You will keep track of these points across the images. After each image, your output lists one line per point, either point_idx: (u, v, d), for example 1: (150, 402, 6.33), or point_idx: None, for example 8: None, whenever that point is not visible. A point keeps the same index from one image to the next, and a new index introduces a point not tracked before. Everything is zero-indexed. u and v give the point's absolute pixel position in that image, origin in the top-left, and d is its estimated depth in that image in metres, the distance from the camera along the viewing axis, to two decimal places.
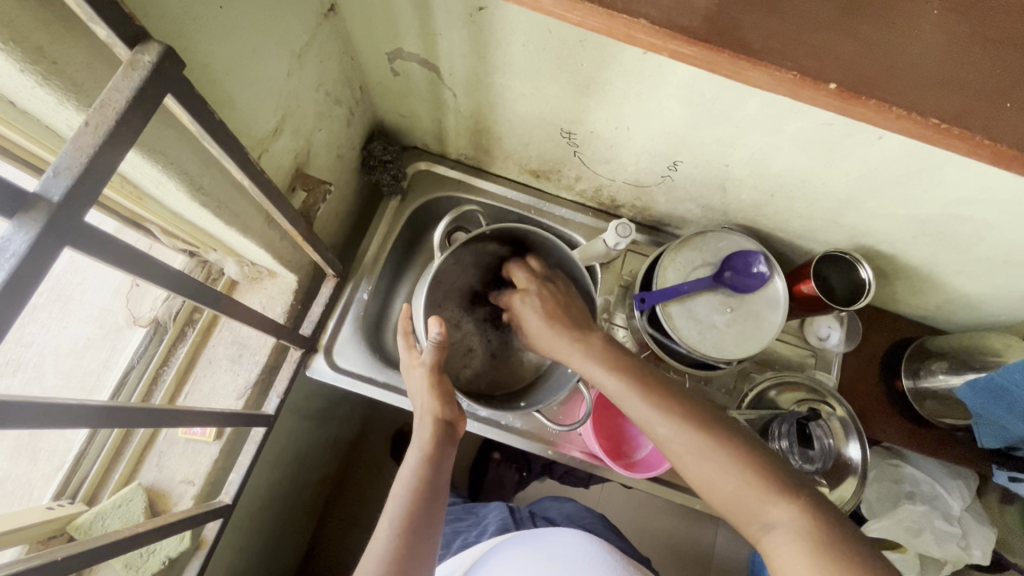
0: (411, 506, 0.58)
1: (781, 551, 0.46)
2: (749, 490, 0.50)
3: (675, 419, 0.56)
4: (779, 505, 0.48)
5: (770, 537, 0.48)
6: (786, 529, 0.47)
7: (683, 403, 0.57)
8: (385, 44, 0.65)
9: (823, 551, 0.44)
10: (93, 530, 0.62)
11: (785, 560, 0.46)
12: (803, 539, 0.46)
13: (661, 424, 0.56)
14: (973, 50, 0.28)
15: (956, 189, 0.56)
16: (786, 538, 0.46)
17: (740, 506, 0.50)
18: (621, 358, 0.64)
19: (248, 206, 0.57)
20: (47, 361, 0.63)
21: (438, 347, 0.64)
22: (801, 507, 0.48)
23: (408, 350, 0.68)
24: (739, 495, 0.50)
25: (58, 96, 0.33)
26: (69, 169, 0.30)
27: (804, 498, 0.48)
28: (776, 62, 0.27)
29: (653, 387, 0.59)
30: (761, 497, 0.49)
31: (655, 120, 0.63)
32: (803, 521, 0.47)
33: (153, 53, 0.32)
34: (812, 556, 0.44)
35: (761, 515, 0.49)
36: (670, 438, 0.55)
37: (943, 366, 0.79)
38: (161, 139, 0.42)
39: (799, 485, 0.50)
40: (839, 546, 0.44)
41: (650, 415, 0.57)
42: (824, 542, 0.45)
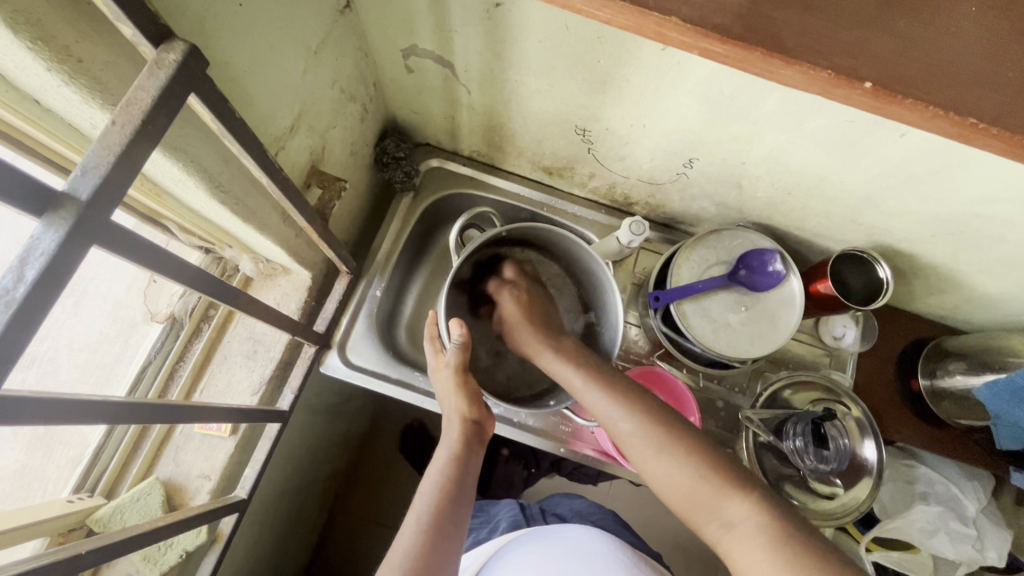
0: (439, 503, 0.58)
1: (739, 548, 0.49)
2: (706, 488, 0.53)
3: (634, 416, 0.58)
4: (734, 502, 0.51)
5: (728, 536, 0.50)
6: (742, 525, 0.49)
7: (639, 397, 0.60)
8: (400, 41, 0.65)
9: (778, 545, 0.46)
10: (112, 524, 0.63)
11: (744, 555, 0.48)
12: (759, 533, 0.48)
13: (622, 421, 0.59)
14: (1010, 47, 0.28)
15: (979, 187, 0.55)
16: (742, 534, 0.49)
17: (697, 502, 0.53)
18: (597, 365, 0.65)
19: (264, 203, 0.58)
20: (59, 353, 0.61)
21: (462, 348, 0.65)
22: (755, 503, 0.50)
23: (436, 354, 0.69)
24: (695, 494, 0.53)
25: (83, 94, 0.33)
26: (97, 168, 0.30)
27: (759, 494, 0.51)
28: (810, 60, 0.27)
29: (614, 387, 0.62)
30: (716, 493, 0.52)
31: (672, 117, 0.62)
32: (757, 517, 0.49)
33: (178, 51, 0.32)
34: (768, 549, 0.46)
35: (718, 513, 0.51)
36: (628, 435, 0.58)
37: (961, 366, 0.77)
38: (183, 137, 0.42)
39: (759, 485, 0.52)
40: (794, 538, 0.46)
41: (611, 413, 0.60)
42: (778, 534, 0.47)
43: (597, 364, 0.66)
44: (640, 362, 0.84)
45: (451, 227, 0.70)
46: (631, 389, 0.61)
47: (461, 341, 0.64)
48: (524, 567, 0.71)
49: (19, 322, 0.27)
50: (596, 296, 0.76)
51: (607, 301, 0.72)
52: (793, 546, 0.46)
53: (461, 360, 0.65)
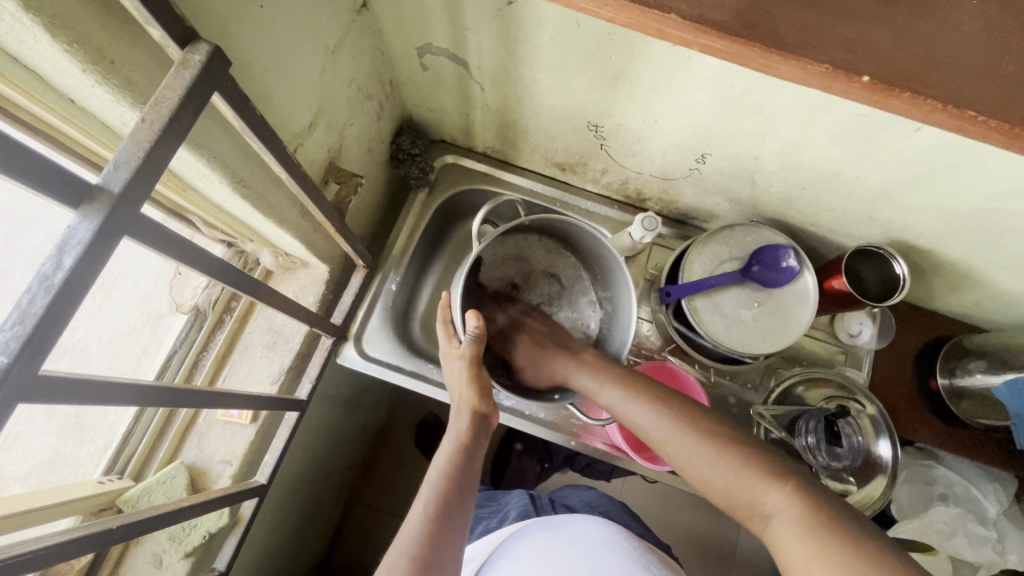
0: (444, 492, 0.60)
1: (782, 537, 0.48)
2: (745, 481, 0.53)
3: (668, 419, 0.60)
4: (774, 493, 0.51)
5: (770, 527, 0.50)
6: (782, 514, 0.49)
7: (671, 402, 0.62)
8: (415, 40, 0.66)
9: (819, 533, 0.46)
10: (141, 504, 0.66)
11: (787, 543, 0.48)
12: (800, 522, 0.48)
13: (655, 427, 0.60)
14: (1013, 40, 0.28)
15: (998, 182, 0.54)
16: (784, 523, 0.49)
17: (740, 495, 0.53)
18: (618, 368, 0.66)
19: (283, 198, 0.60)
20: (90, 345, 0.64)
21: (476, 340, 0.65)
22: (795, 493, 0.50)
23: (449, 340, 0.70)
24: (735, 488, 0.53)
25: (115, 94, 0.35)
26: (128, 163, 0.32)
27: (796, 482, 0.51)
28: (808, 54, 0.28)
29: (643, 390, 0.63)
30: (756, 487, 0.52)
31: (684, 112, 0.62)
32: (798, 506, 0.49)
33: (202, 52, 0.33)
34: (810, 536, 0.46)
35: (760, 504, 0.52)
36: (666, 439, 0.59)
37: (981, 365, 0.76)
38: (206, 134, 0.44)
39: (798, 474, 0.52)
40: (836, 525, 0.46)
41: (646, 419, 0.61)
42: (822, 521, 0.47)
43: (619, 367, 0.66)
44: (652, 357, 0.84)
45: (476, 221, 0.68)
46: (656, 393, 0.62)
47: (476, 333, 0.64)
48: (531, 555, 0.72)
49: (56, 307, 0.29)
50: (612, 298, 0.73)
51: (624, 306, 0.69)
52: (839, 532, 0.45)
53: (473, 352, 0.66)
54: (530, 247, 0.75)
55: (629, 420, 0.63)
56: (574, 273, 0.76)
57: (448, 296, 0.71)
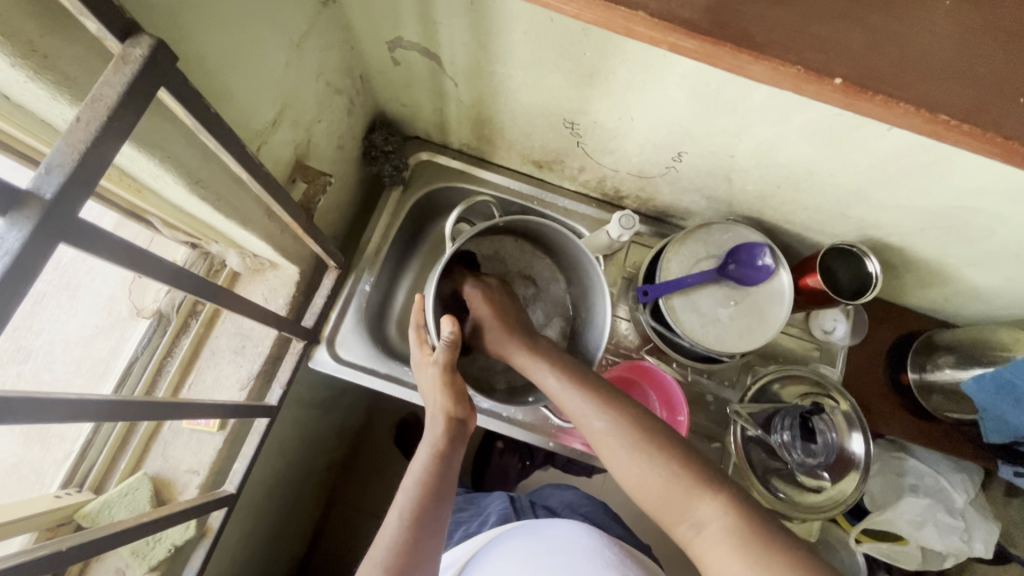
0: (420, 499, 0.58)
1: (711, 548, 0.48)
2: (679, 485, 0.52)
3: (608, 411, 0.58)
4: (705, 501, 0.50)
5: (699, 537, 0.50)
6: (713, 525, 0.49)
7: (613, 397, 0.59)
8: (385, 33, 0.64)
9: (746, 550, 0.46)
10: (101, 519, 0.63)
11: (714, 556, 0.48)
12: (730, 536, 0.47)
13: (596, 419, 0.58)
14: (984, 42, 0.27)
15: (966, 181, 0.55)
16: (713, 537, 0.48)
17: (671, 501, 0.52)
18: (560, 359, 0.64)
19: (247, 199, 0.57)
20: (56, 347, 0.64)
21: (451, 346, 0.65)
22: (726, 502, 0.50)
23: (421, 347, 0.69)
24: (669, 489, 0.52)
25: (51, 90, 0.32)
26: (61, 166, 0.29)
27: (729, 493, 0.50)
28: (779, 55, 0.27)
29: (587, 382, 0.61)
30: (690, 493, 0.51)
31: (659, 110, 0.61)
32: (730, 517, 0.48)
33: (145, 45, 0.31)
34: (738, 554, 0.46)
35: (690, 512, 0.51)
36: (606, 433, 0.57)
37: (950, 360, 0.78)
38: (157, 132, 0.41)
39: (730, 485, 0.52)
40: (764, 540, 0.46)
41: (586, 413, 0.59)
42: (749, 539, 0.47)
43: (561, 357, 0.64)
44: (630, 356, 0.84)
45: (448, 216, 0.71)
46: (604, 392, 0.60)
47: (453, 338, 0.64)
48: (512, 562, 0.72)
49: None
50: (587, 297, 0.74)
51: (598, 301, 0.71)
52: (765, 552, 0.45)
53: (449, 358, 0.66)
54: (505, 247, 0.79)
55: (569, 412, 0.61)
56: (548, 271, 0.79)
57: (421, 301, 0.70)
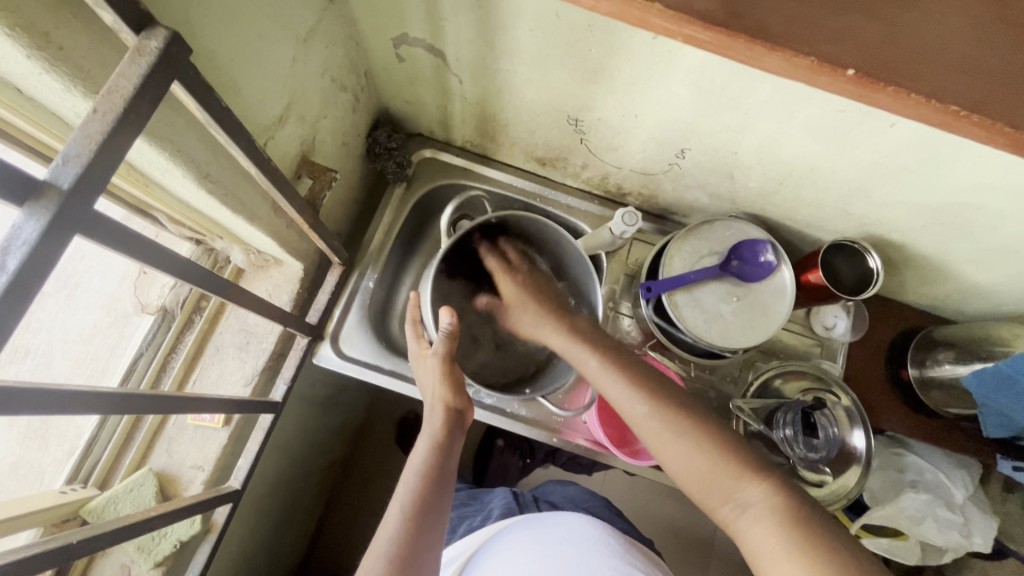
0: (421, 491, 0.59)
1: (756, 530, 0.48)
2: (718, 470, 0.52)
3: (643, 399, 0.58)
4: (750, 485, 0.51)
5: (744, 517, 0.50)
6: (756, 507, 0.49)
7: (653, 383, 0.60)
8: (391, 30, 0.65)
9: (791, 526, 0.46)
10: (106, 514, 0.63)
11: (759, 537, 0.47)
12: (773, 515, 0.48)
13: (633, 403, 0.58)
14: (991, 35, 0.28)
15: (967, 177, 0.55)
16: (757, 517, 0.48)
17: (716, 486, 0.52)
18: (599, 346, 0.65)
19: (254, 194, 0.57)
20: (53, 345, 0.64)
21: (450, 337, 0.66)
22: (774, 489, 0.50)
23: (419, 341, 0.69)
24: (711, 475, 0.52)
25: (65, 82, 0.32)
26: (78, 156, 0.30)
27: (774, 479, 0.51)
28: (792, 47, 0.27)
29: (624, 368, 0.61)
30: (734, 479, 0.51)
31: (664, 107, 0.62)
32: (774, 499, 0.49)
33: (160, 38, 0.31)
34: (784, 530, 0.46)
35: (733, 496, 0.51)
36: (640, 419, 0.58)
37: (950, 356, 0.79)
38: (167, 126, 0.41)
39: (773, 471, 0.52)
40: (810, 521, 0.47)
41: (622, 399, 0.59)
42: (793, 517, 0.47)
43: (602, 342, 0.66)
44: (633, 353, 0.84)
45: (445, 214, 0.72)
46: (639, 373, 0.61)
47: (451, 330, 0.65)
48: (518, 551, 0.72)
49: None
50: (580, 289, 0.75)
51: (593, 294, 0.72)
52: (808, 530, 0.46)
53: (446, 349, 0.66)
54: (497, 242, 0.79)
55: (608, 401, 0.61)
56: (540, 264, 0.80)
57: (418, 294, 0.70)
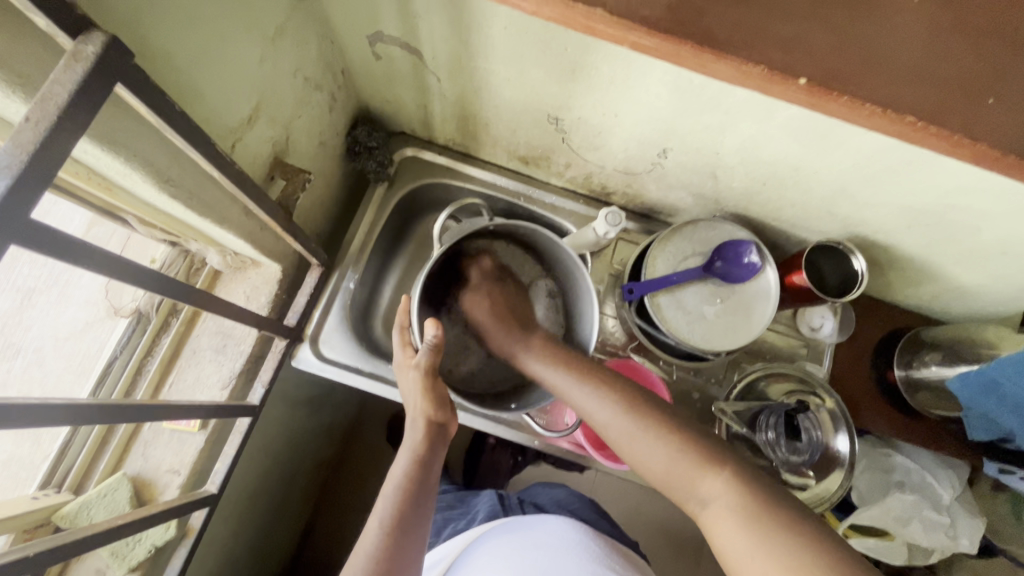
0: (399, 504, 0.58)
1: (718, 525, 0.47)
2: (680, 465, 0.52)
3: (611, 404, 0.58)
4: (709, 478, 0.50)
5: (706, 513, 0.49)
6: (716, 502, 0.48)
7: (617, 386, 0.59)
8: (365, 27, 0.63)
9: (754, 518, 0.45)
10: (79, 520, 0.62)
11: (722, 531, 0.46)
12: (734, 510, 0.46)
13: (600, 412, 0.58)
14: (952, 41, 0.27)
15: (951, 179, 0.54)
16: (721, 511, 0.47)
17: (677, 480, 0.52)
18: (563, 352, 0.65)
19: (223, 197, 0.56)
20: (44, 344, 0.66)
21: (434, 351, 0.63)
22: (730, 479, 0.49)
23: (404, 349, 0.68)
24: (673, 470, 0.52)
25: (3, 89, 0.31)
26: (8, 168, 0.28)
27: (734, 469, 0.50)
28: (743, 55, 0.26)
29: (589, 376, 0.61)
30: (693, 472, 0.51)
31: (643, 107, 0.61)
32: (733, 491, 0.48)
33: (96, 43, 0.30)
34: (743, 526, 0.45)
35: (695, 491, 0.50)
36: (609, 424, 0.57)
37: (936, 357, 0.78)
38: (120, 131, 0.40)
39: (735, 460, 0.51)
40: (772, 506, 0.45)
41: (591, 403, 0.59)
42: (755, 509, 0.46)
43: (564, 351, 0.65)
44: (616, 354, 0.83)
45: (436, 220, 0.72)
46: (604, 378, 0.60)
47: (435, 344, 0.61)
48: (496, 558, 0.71)
49: None
50: (575, 302, 0.72)
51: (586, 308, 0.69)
52: (767, 517, 0.44)
53: (428, 362, 0.64)
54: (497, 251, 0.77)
55: (572, 402, 0.61)
56: (540, 276, 0.77)
57: (409, 299, 0.68)
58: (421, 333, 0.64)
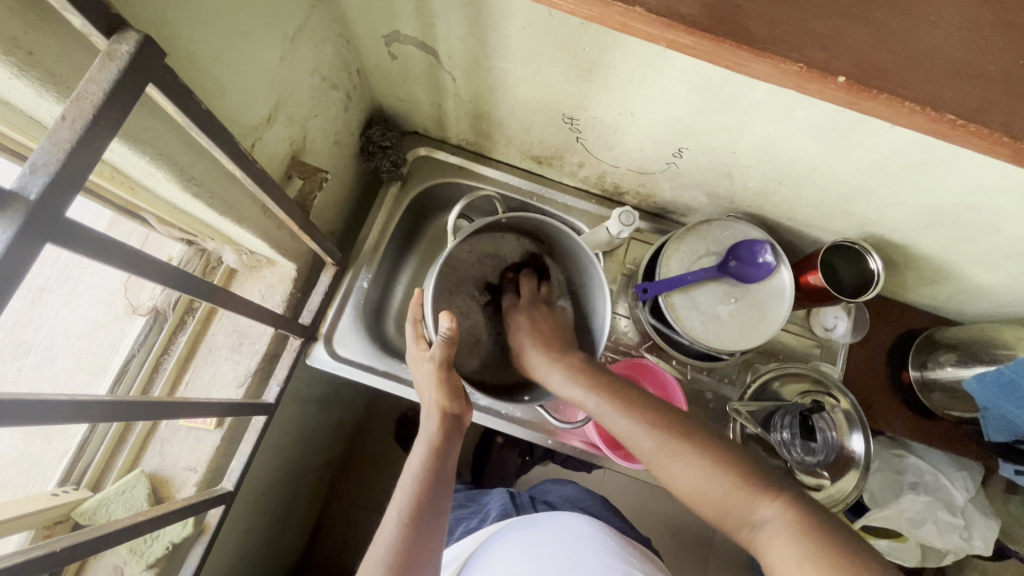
0: (417, 497, 0.58)
1: (773, 547, 0.47)
2: (733, 489, 0.51)
3: (656, 429, 0.57)
4: (763, 502, 0.50)
5: (760, 536, 0.49)
6: (772, 524, 0.48)
7: (662, 412, 0.59)
8: (381, 27, 0.63)
9: (811, 539, 0.45)
10: (98, 517, 0.63)
11: (776, 551, 0.47)
12: (790, 530, 0.47)
13: (644, 437, 0.58)
14: (990, 39, 0.27)
15: (971, 178, 0.54)
16: (778, 532, 0.47)
17: (729, 506, 0.51)
18: (609, 377, 0.65)
19: (242, 196, 0.57)
20: (56, 343, 0.62)
21: (447, 343, 0.63)
22: (787, 502, 0.49)
23: (417, 342, 0.68)
24: (724, 496, 0.52)
25: (36, 87, 0.32)
26: (46, 165, 0.29)
27: (788, 494, 0.50)
28: (781, 52, 0.27)
29: (634, 399, 0.61)
30: (746, 496, 0.51)
31: (661, 106, 0.61)
32: (790, 514, 0.48)
33: (131, 42, 0.30)
34: (801, 542, 0.45)
35: (749, 515, 0.50)
36: (652, 447, 0.57)
37: (952, 358, 0.77)
38: (147, 130, 0.41)
39: (788, 486, 0.51)
40: (827, 530, 0.46)
41: (633, 427, 0.59)
42: (813, 529, 0.46)
43: (610, 376, 0.65)
44: (630, 354, 0.83)
45: (450, 214, 0.72)
46: (647, 403, 0.61)
47: (449, 336, 0.61)
48: (514, 553, 0.72)
49: None
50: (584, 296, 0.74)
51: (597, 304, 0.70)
52: (827, 540, 0.45)
53: (444, 354, 0.63)
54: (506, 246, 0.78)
55: (616, 427, 0.61)
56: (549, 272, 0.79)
57: (421, 293, 0.68)
58: (437, 327, 0.63)
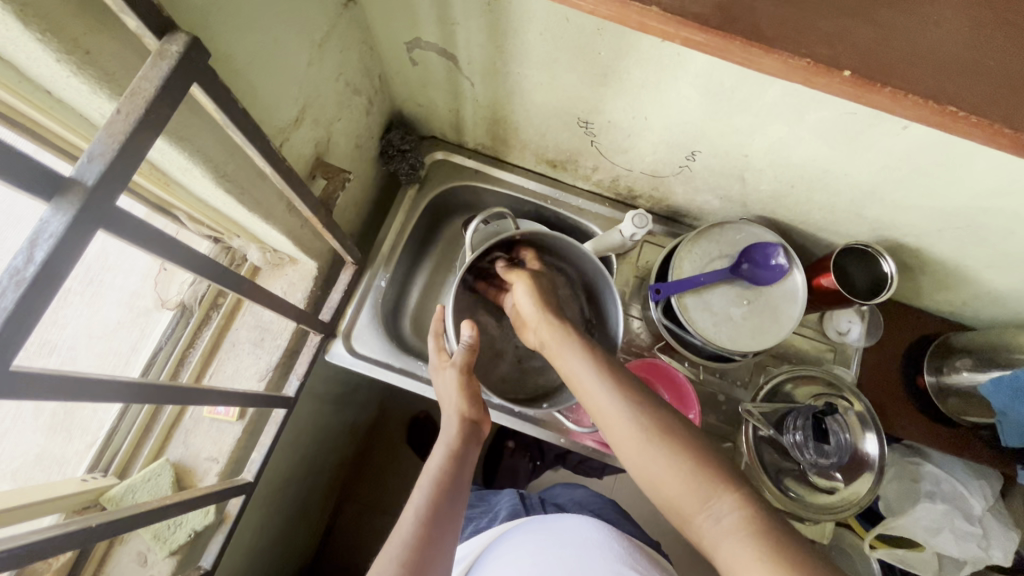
0: (435, 496, 0.59)
1: (725, 545, 0.45)
2: (696, 484, 0.49)
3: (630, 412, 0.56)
4: (721, 497, 0.48)
5: (714, 530, 0.47)
6: (725, 519, 0.46)
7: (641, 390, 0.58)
8: (404, 34, 0.66)
9: (762, 537, 0.43)
10: (125, 502, 0.65)
11: (728, 550, 0.44)
12: (744, 530, 0.45)
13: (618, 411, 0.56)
14: (988, 38, 0.28)
15: (983, 180, 0.54)
16: (727, 530, 0.45)
17: (685, 496, 0.49)
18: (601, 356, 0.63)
19: (270, 194, 0.59)
20: (79, 342, 0.65)
21: (469, 349, 0.69)
22: (744, 499, 0.47)
23: (439, 353, 0.73)
24: (684, 487, 0.50)
25: (91, 85, 0.34)
26: (102, 155, 0.31)
27: (747, 491, 0.48)
28: (791, 49, 0.28)
29: (612, 379, 0.60)
30: (707, 489, 0.49)
31: (673, 110, 0.62)
32: (745, 511, 0.46)
33: (180, 43, 0.33)
34: (752, 542, 0.43)
35: (705, 506, 0.48)
36: (623, 431, 0.55)
37: (967, 363, 0.76)
38: (187, 127, 0.43)
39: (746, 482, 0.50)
40: (775, 532, 0.44)
41: (610, 408, 0.57)
42: (761, 529, 0.44)
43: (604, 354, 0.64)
44: (642, 355, 0.84)
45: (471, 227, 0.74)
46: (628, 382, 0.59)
47: (470, 343, 0.68)
48: (523, 554, 0.72)
49: (27, 302, 0.29)
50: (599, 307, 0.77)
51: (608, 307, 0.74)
52: (776, 541, 0.43)
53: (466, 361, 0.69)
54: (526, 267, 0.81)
55: (593, 405, 0.59)
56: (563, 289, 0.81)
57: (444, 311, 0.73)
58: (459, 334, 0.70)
